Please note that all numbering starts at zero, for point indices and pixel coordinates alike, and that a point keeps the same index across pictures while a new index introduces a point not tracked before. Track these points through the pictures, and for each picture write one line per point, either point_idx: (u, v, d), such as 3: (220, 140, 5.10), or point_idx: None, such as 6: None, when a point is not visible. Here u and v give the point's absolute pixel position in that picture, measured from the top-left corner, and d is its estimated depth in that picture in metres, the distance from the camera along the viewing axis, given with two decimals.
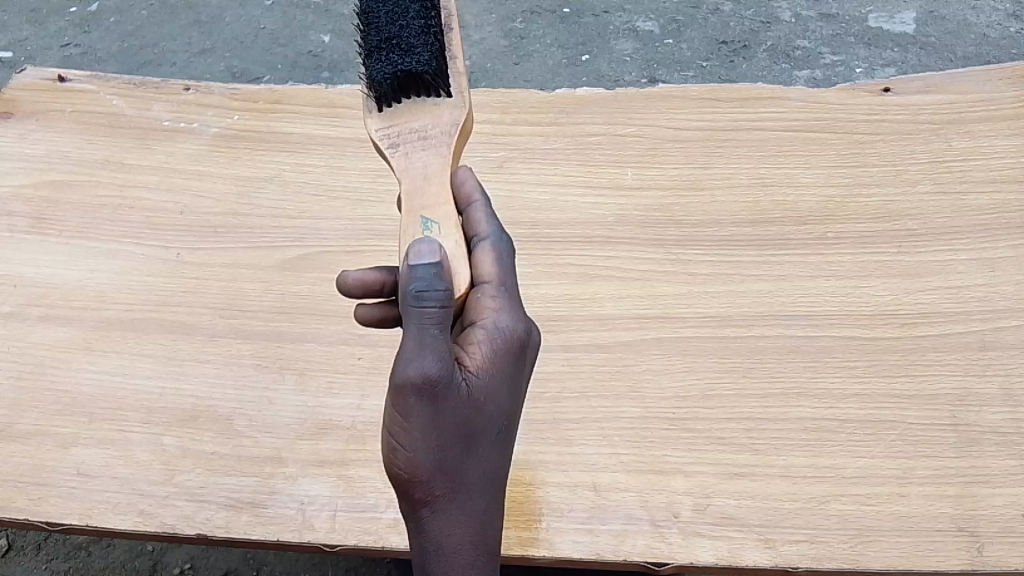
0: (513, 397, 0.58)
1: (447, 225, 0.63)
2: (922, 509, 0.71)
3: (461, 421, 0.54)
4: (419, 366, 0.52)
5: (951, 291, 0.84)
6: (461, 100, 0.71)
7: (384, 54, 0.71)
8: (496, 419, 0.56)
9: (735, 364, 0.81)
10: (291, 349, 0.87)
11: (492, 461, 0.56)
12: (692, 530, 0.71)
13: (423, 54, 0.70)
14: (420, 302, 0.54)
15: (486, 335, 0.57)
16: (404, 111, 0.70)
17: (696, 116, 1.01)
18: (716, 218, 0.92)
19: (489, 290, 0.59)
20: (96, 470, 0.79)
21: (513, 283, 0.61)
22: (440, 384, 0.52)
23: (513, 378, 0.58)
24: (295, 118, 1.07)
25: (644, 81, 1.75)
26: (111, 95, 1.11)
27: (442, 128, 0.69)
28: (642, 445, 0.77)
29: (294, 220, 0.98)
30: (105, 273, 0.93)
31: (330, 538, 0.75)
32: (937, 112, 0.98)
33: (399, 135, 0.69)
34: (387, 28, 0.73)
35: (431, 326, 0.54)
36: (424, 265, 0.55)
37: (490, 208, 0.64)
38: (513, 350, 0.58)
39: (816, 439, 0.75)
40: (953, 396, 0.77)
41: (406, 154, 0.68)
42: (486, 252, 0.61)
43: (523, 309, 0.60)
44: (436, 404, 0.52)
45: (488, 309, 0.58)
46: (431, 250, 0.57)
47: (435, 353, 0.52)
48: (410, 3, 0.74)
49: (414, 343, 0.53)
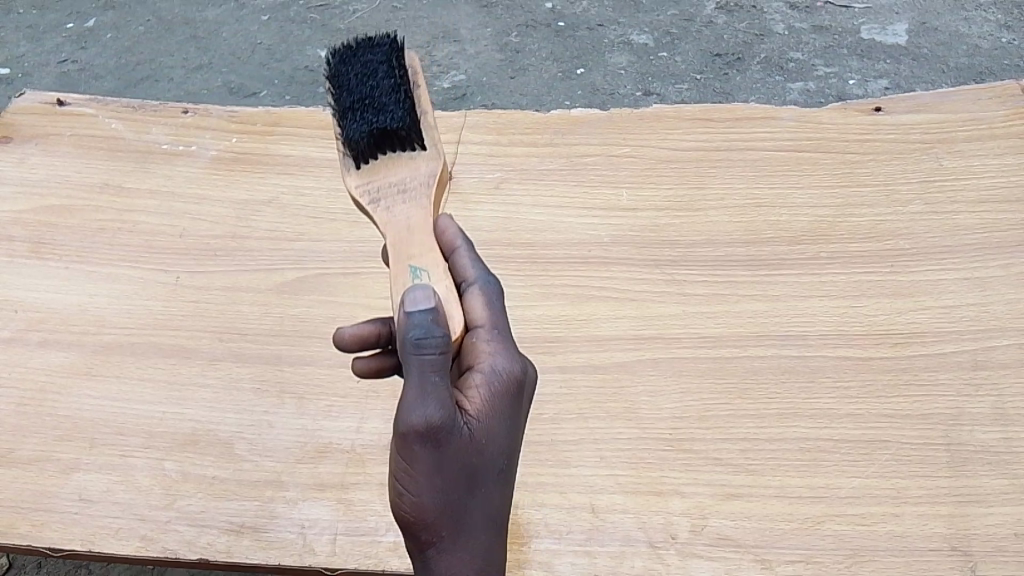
0: (513, 437, 0.58)
1: (435, 273, 0.63)
2: (916, 529, 0.72)
3: (465, 465, 0.54)
4: (423, 413, 0.51)
5: (943, 311, 0.85)
6: (436, 151, 0.72)
7: (359, 114, 0.72)
8: (499, 459, 0.57)
9: (731, 385, 0.82)
10: (290, 372, 0.88)
11: (494, 500, 0.57)
12: (689, 551, 0.72)
13: (395, 112, 0.72)
14: (419, 349, 0.53)
15: (485, 378, 0.57)
16: (382, 167, 0.71)
17: (690, 136, 1.02)
18: (710, 238, 0.93)
19: (484, 334, 0.60)
20: (97, 496, 0.80)
21: (504, 324, 0.61)
22: (444, 430, 0.52)
23: (513, 418, 0.58)
24: (292, 140, 1.08)
25: (639, 94, 1.76)
26: (109, 118, 1.12)
27: (419, 179, 0.70)
28: (640, 465, 0.77)
29: (292, 243, 0.98)
30: (105, 297, 0.94)
31: (331, 562, 0.76)
32: (928, 131, 1.00)
33: (378, 190, 0.70)
34: (358, 88, 0.74)
35: (431, 373, 0.53)
36: (421, 312, 0.55)
37: (475, 253, 0.64)
38: (511, 391, 0.59)
39: (810, 459, 0.76)
40: (945, 415, 0.78)
41: (387, 209, 0.68)
42: (476, 296, 0.61)
43: (519, 349, 0.60)
44: (439, 450, 0.53)
45: (485, 352, 0.59)
46: (426, 295, 0.56)
47: (437, 400, 0.52)
48: (377, 62, 0.76)
49: (416, 390, 0.52)
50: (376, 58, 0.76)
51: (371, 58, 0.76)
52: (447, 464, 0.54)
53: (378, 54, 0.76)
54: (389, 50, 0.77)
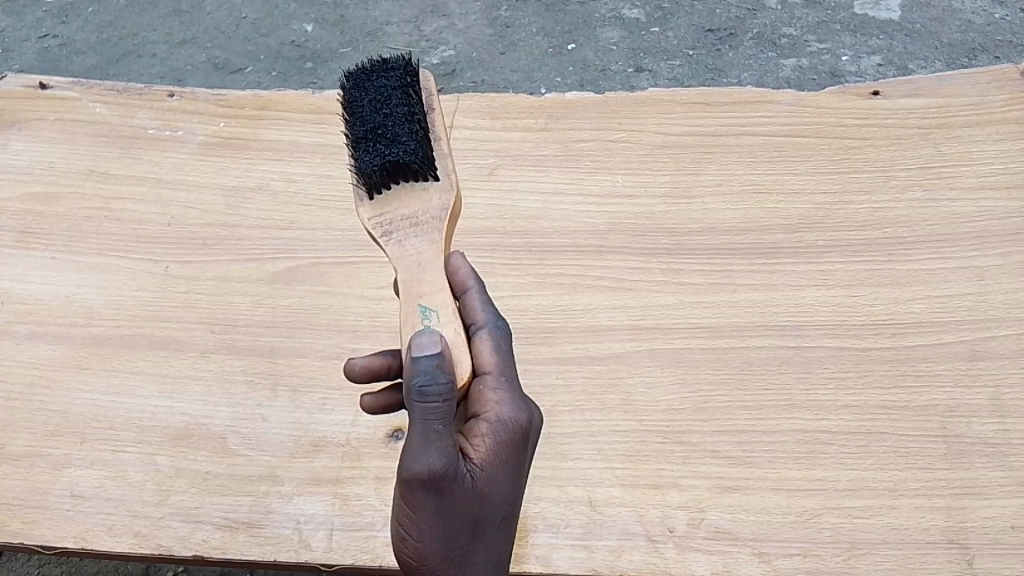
0: (515, 483, 0.62)
1: (445, 314, 0.63)
2: (914, 521, 0.72)
3: (466, 512, 0.58)
4: (426, 462, 0.55)
5: (941, 300, 0.84)
6: (449, 183, 0.70)
7: (371, 145, 0.70)
8: (500, 506, 0.60)
9: (729, 376, 0.81)
10: (284, 364, 0.87)
11: (496, 544, 0.61)
12: (687, 544, 0.72)
13: (408, 143, 0.70)
14: (424, 398, 0.55)
15: (490, 427, 0.60)
16: (396, 199, 0.70)
17: (687, 121, 1.01)
18: (707, 225, 0.92)
19: (491, 382, 0.62)
20: (90, 492, 0.79)
21: (511, 371, 0.63)
22: (444, 479, 0.55)
23: (515, 466, 0.61)
24: (281, 124, 1.06)
25: (630, 70, 1.74)
26: (93, 102, 1.09)
27: (432, 213, 0.69)
28: (637, 458, 0.77)
29: (283, 231, 0.97)
30: (94, 287, 0.93)
31: (328, 558, 0.76)
32: (926, 116, 0.99)
33: (391, 224, 0.69)
34: (371, 117, 0.72)
35: (436, 422, 0.56)
36: (427, 358, 0.57)
37: (486, 294, 0.66)
38: (515, 438, 0.61)
39: (808, 451, 0.76)
40: (943, 407, 0.78)
41: (399, 243, 0.68)
42: (485, 340, 0.63)
43: (525, 397, 0.63)
44: (441, 497, 0.56)
45: (492, 401, 0.61)
46: (432, 341, 0.58)
47: (440, 449, 0.55)
48: (391, 88, 0.74)
49: (420, 437, 0.55)
50: (390, 84, 0.74)
51: (384, 84, 0.74)
52: (448, 510, 0.57)
53: (392, 79, 0.75)
54: (403, 75, 0.75)
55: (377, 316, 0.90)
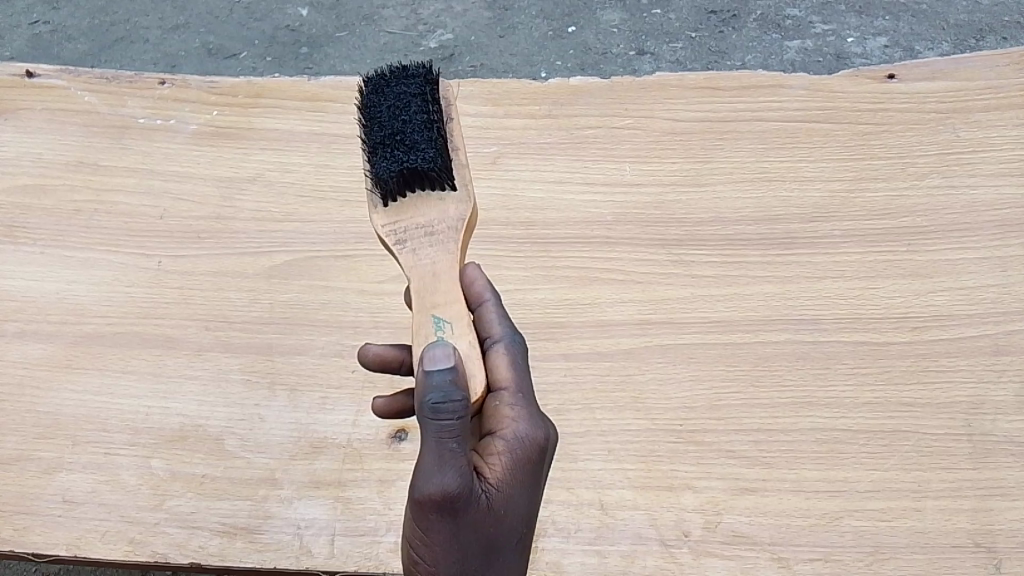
0: (531, 502, 0.60)
1: (460, 325, 0.61)
2: (938, 524, 0.70)
3: (481, 533, 0.57)
4: (440, 483, 0.53)
5: (964, 292, 0.81)
6: (466, 194, 0.68)
7: (389, 151, 0.67)
8: (516, 526, 0.59)
9: (744, 373, 0.78)
10: (282, 362, 0.84)
11: (510, 565, 0.60)
12: (703, 549, 0.70)
13: (427, 151, 0.67)
14: (437, 415, 0.53)
15: (506, 445, 0.59)
16: (410, 206, 0.67)
17: (696, 106, 0.97)
18: (719, 215, 0.89)
19: (507, 398, 0.60)
20: (82, 497, 0.76)
21: (527, 386, 0.62)
22: (459, 500, 0.54)
23: (531, 485, 0.60)
24: (276, 112, 1.02)
25: (632, 53, 1.70)
26: (82, 90, 1.05)
27: (447, 222, 0.66)
28: (650, 459, 0.74)
29: (279, 224, 0.93)
30: (84, 284, 0.89)
31: (330, 565, 0.73)
32: (945, 100, 0.95)
33: (405, 232, 0.66)
34: (389, 123, 0.69)
35: (450, 441, 0.54)
36: (440, 372, 0.55)
37: (502, 306, 0.65)
38: (531, 456, 0.60)
39: (828, 452, 0.73)
40: (967, 404, 0.75)
41: (413, 252, 0.65)
42: (501, 354, 0.62)
43: (542, 414, 0.62)
44: (456, 520, 0.55)
45: (508, 418, 0.60)
46: (445, 354, 0.56)
47: (455, 468, 0.54)
48: (411, 95, 0.71)
49: (433, 458, 0.54)
50: (410, 90, 0.71)
51: (404, 90, 0.71)
52: (462, 532, 0.56)
53: (413, 86, 0.72)
54: (423, 81, 0.72)
55: (377, 312, 0.87)
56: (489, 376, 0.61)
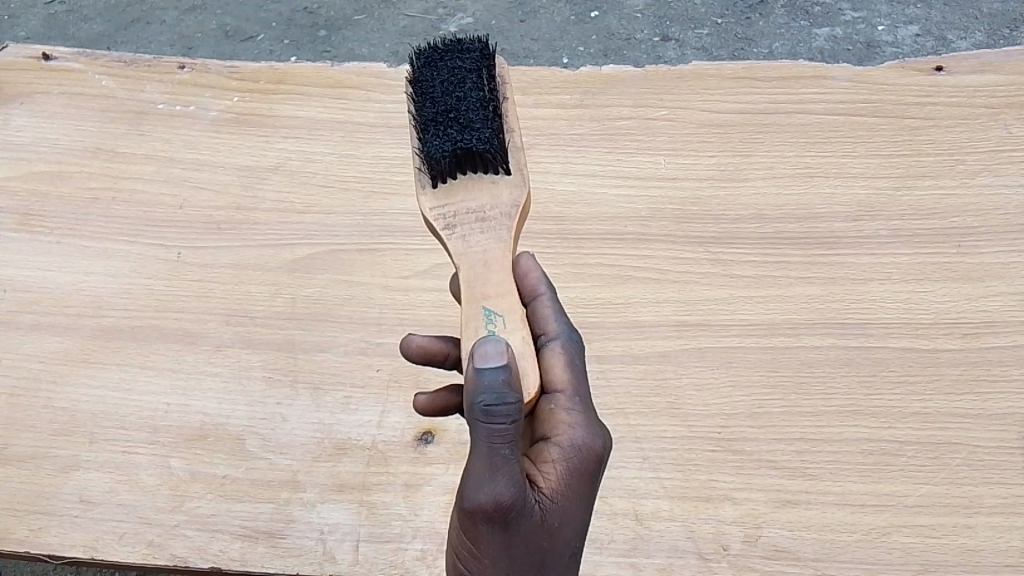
0: (585, 516, 0.57)
1: (512, 319, 0.58)
2: (991, 542, 0.66)
3: (534, 546, 0.53)
4: (492, 492, 0.50)
5: (1016, 299, 0.78)
6: (522, 178, 0.64)
7: (442, 129, 0.64)
8: (570, 540, 0.55)
9: (786, 379, 0.75)
10: (304, 360, 0.81)
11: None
12: (742, 564, 0.67)
13: (483, 130, 0.64)
14: (489, 417, 0.50)
15: (561, 453, 0.56)
16: (460, 189, 0.64)
17: (734, 98, 0.94)
18: (758, 212, 0.85)
19: (563, 402, 0.58)
20: (99, 497, 0.74)
21: (584, 391, 0.60)
22: (511, 510, 0.51)
23: (587, 497, 0.57)
24: (299, 100, 0.99)
25: (657, 39, 1.66)
26: (99, 74, 1.03)
27: (501, 208, 0.63)
28: (687, 468, 0.71)
29: (302, 215, 0.91)
30: (101, 275, 0.87)
31: (354, 572, 0.71)
32: (995, 95, 0.92)
33: (455, 216, 0.63)
34: (443, 99, 0.66)
35: (502, 446, 0.50)
36: (492, 371, 0.51)
37: (557, 302, 0.63)
38: (587, 466, 0.57)
39: (874, 464, 0.70)
40: (1021, 416, 0.72)
41: (463, 238, 0.62)
42: (556, 353, 0.60)
43: (598, 422, 0.59)
44: (507, 531, 0.52)
45: (563, 423, 0.57)
46: (498, 350, 0.52)
47: (507, 476, 0.50)
48: (466, 71, 0.68)
49: (485, 465, 0.50)
50: (465, 66, 0.68)
51: (459, 65, 0.68)
52: (513, 545, 0.52)
53: (468, 61, 0.69)
54: (479, 57, 0.69)
55: (403, 309, 0.84)
56: (544, 377, 0.59)
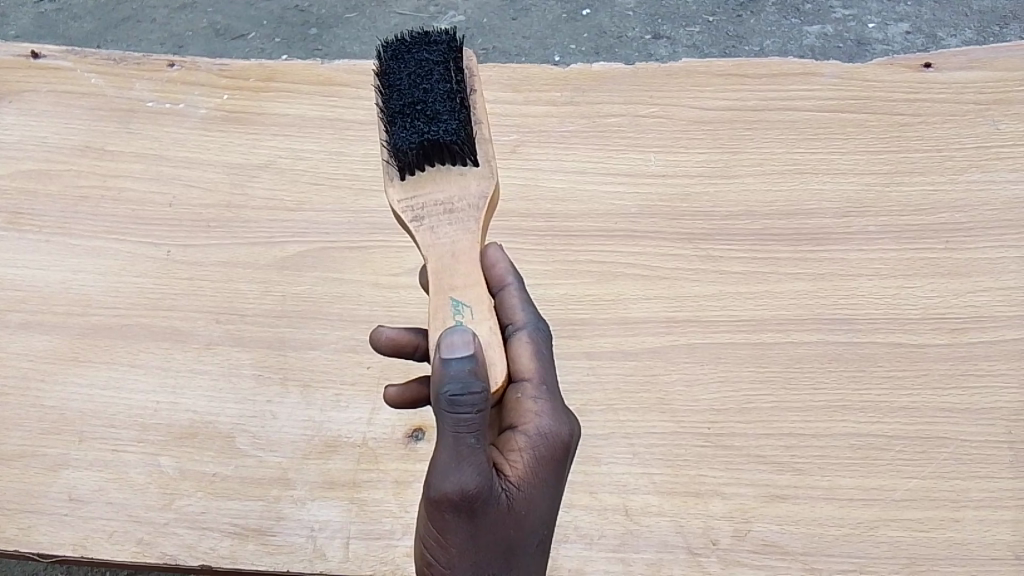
0: (552, 502, 0.58)
1: (479, 310, 0.58)
2: (979, 535, 0.67)
3: (501, 535, 0.54)
4: (457, 481, 0.50)
5: (1004, 294, 0.79)
6: (489, 170, 0.64)
7: (408, 120, 0.64)
8: (536, 527, 0.56)
9: (775, 374, 0.75)
10: (295, 358, 0.81)
11: (528, 568, 0.56)
12: (731, 558, 0.67)
13: (450, 122, 0.64)
14: (455, 407, 0.51)
15: (528, 441, 0.56)
16: (428, 181, 0.64)
17: (723, 94, 0.94)
18: (747, 208, 0.86)
19: (529, 391, 0.58)
20: (88, 495, 0.73)
21: (551, 379, 0.60)
22: (477, 499, 0.51)
23: (553, 484, 0.57)
24: (289, 97, 0.99)
25: (648, 37, 1.66)
26: (88, 72, 1.02)
27: (469, 200, 0.63)
28: (677, 463, 0.72)
29: (292, 213, 0.90)
30: (91, 273, 0.87)
31: (344, 569, 0.71)
32: (983, 91, 0.92)
33: (422, 208, 0.63)
34: (409, 91, 0.66)
35: (467, 435, 0.51)
36: (458, 361, 0.51)
37: (524, 291, 0.63)
38: (554, 453, 0.58)
39: (862, 458, 0.70)
40: (1009, 410, 0.72)
41: (431, 229, 0.62)
42: (523, 343, 0.60)
43: (565, 409, 0.59)
44: (473, 520, 0.52)
45: (530, 412, 0.57)
46: (464, 341, 0.53)
47: (473, 465, 0.51)
48: (433, 63, 0.68)
49: (450, 454, 0.51)
50: (432, 58, 0.68)
51: (426, 58, 0.68)
52: (480, 533, 0.53)
53: (435, 54, 0.69)
54: (446, 49, 0.69)
55: (393, 306, 0.84)
56: (511, 366, 0.59)
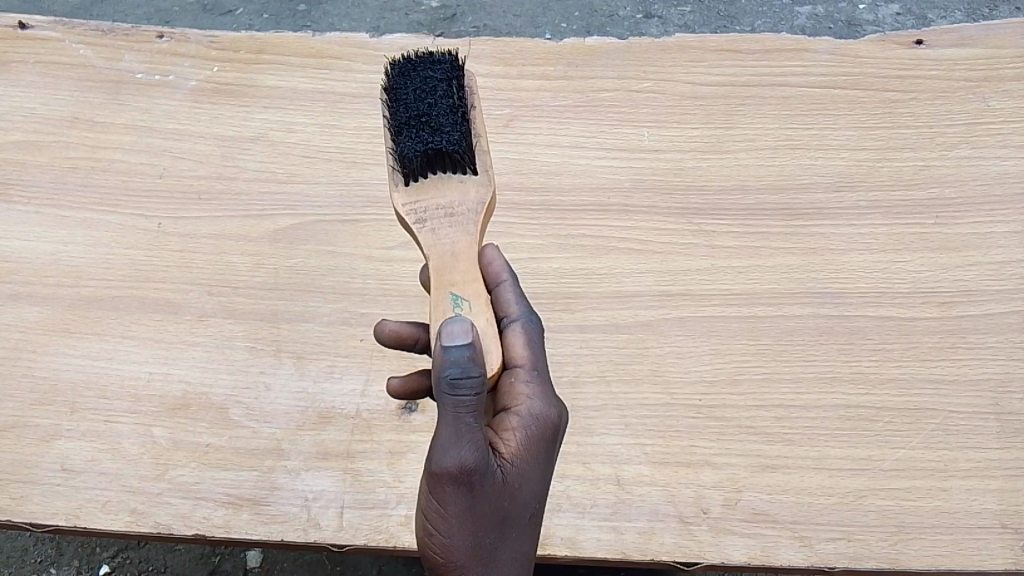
0: (544, 481, 0.58)
1: (478, 303, 0.58)
2: (965, 504, 0.68)
3: (497, 509, 0.54)
4: (456, 456, 0.51)
5: (993, 268, 0.80)
6: (488, 177, 0.64)
7: (414, 132, 0.65)
8: (530, 503, 0.56)
9: (766, 347, 0.76)
10: (288, 330, 0.81)
11: (524, 544, 0.56)
12: (722, 527, 0.68)
13: (453, 134, 0.65)
14: (455, 390, 0.51)
15: (520, 421, 0.57)
16: (431, 186, 0.64)
17: (716, 69, 0.94)
18: (740, 183, 0.86)
19: (521, 375, 0.58)
20: (81, 465, 0.73)
21: (542, 366, 0.60)
22: (475, 474, 0.51)
23: (545, 464, 0.58)
24: (280, 69, 0.99)
25: (639, 16, 1.65)
26: (76, 43, 1.01)
27: (468, 205, 0.63)
28: (669, 434, 0.72)
29: (283, 185, 0.90)
30: (81, 245, 0.86)
31: (339, 538, 0.71)
32: (973, 68, 0.93)
33: (425, 211, 0.63)
34: (415, 105, 0.66)
35: (467, 415, 0.51)
36: (458, 348, 0.52)
37: (518, 287, 0.62)
38: (545, 434, 0.58)
39: (851, 428, 0.71)
40: (996, 381, 0.73)
41: (432, 232, 0.62)
42: (517, 333, 0.60)
43: (555, 393, 0.60)
44: (472, 493, 0.52)
45: (522, 394, 0.58)
46: (463, 330, 0.53)
47: (471, 442, 0.51)
48: (437, 80, 0.68)
49: (450, 432, 0.51)
50: (437, 75, 0.68)
51: (431, 74, 0.68)
52: (477, 507, 0.53)
53: (439, 71, 0.69)
54: (450, 67, 0.69)
55: (386, 279, 0.84)
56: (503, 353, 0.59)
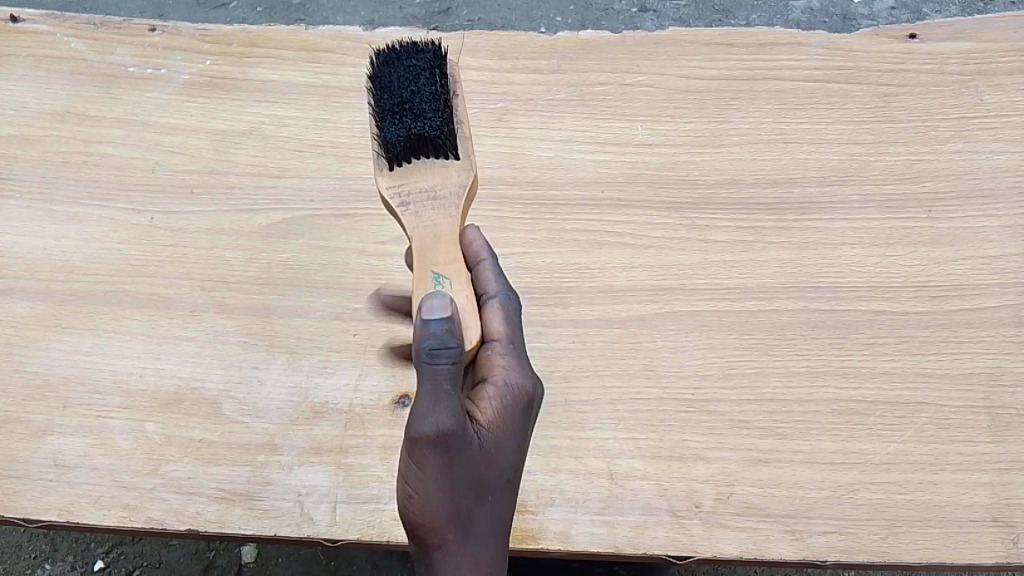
0: (521, 453, 0.59)
1: (459, 281, 0.59)
2: (956, 498, 0.68)
3: (475, 476, 0.55)
4: (434, 421, 0.52)
5: (985, 262, 0.80)
6: (470, 163, 0.64)
7: (397, 119, 0.64)
8: (507, 471, 0.57)
9: (758, 341, 0.76)
10: (281, 325, 0.81)
11: (502, 512, 0.56)
12: (714, 520, 0.68)
13: (435, 119, 0.64)
14: (433, 358, 0.53)
15: (498, 392, 0.58)
16: (414, 171, 0.64)
17: (710, 63, 0.94)
18: (733, 177, 0.86)
19: (500, 349, 0.59)
20: (73, 461, 0.73)
21: (520, 341, 0.61)
22: (453, 438, 0.52)
23: (521, 435, 0.59)
24: (272, 62, 0.98)
25: (634, 10, 1.65)
26: (67, 36, 1.01)
27: (450, 189, 0.63)
28: (662, 428, 0.72)
29: (276, 180, 0.90)
30: (72, 240, 0.86)
31: (332, 532, 0.71)
32: (967, 62, 0.93)
33: (408, 195, 0.63)
34: (397, 93, 0.66)
35: (444, 383, 0.53)
36: (437, 321, 0.54)
37: (499, 267, 0.63)
38: (522, 406, 0.59)
39: (843, 422, 0.72)
40: (987, 375, 0.74)
41: (414, 215, 0.62)
42: (494, 310, 0.60)
43: (532, 368, 0.61)
44: (450, 458, 0.53)
45: (500, 367, 0.59)
46: (442, 304, 0.55)
47: (449, 408, 0.52)
48: (420, 68, 0.67)
49: (428, 400, 0.53)
50: (419, 64, 0.68)
51: (414, 63, 0.68)
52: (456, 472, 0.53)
53: (422, 60, 0.68)
54: (433, 56, 0.68)
55: (379, 274, 0.84)
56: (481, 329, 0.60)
